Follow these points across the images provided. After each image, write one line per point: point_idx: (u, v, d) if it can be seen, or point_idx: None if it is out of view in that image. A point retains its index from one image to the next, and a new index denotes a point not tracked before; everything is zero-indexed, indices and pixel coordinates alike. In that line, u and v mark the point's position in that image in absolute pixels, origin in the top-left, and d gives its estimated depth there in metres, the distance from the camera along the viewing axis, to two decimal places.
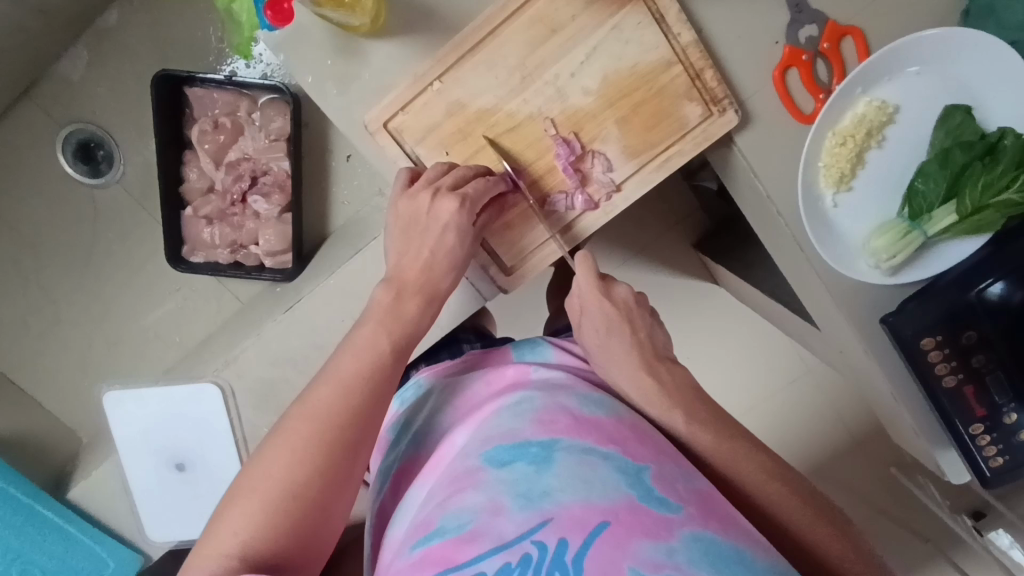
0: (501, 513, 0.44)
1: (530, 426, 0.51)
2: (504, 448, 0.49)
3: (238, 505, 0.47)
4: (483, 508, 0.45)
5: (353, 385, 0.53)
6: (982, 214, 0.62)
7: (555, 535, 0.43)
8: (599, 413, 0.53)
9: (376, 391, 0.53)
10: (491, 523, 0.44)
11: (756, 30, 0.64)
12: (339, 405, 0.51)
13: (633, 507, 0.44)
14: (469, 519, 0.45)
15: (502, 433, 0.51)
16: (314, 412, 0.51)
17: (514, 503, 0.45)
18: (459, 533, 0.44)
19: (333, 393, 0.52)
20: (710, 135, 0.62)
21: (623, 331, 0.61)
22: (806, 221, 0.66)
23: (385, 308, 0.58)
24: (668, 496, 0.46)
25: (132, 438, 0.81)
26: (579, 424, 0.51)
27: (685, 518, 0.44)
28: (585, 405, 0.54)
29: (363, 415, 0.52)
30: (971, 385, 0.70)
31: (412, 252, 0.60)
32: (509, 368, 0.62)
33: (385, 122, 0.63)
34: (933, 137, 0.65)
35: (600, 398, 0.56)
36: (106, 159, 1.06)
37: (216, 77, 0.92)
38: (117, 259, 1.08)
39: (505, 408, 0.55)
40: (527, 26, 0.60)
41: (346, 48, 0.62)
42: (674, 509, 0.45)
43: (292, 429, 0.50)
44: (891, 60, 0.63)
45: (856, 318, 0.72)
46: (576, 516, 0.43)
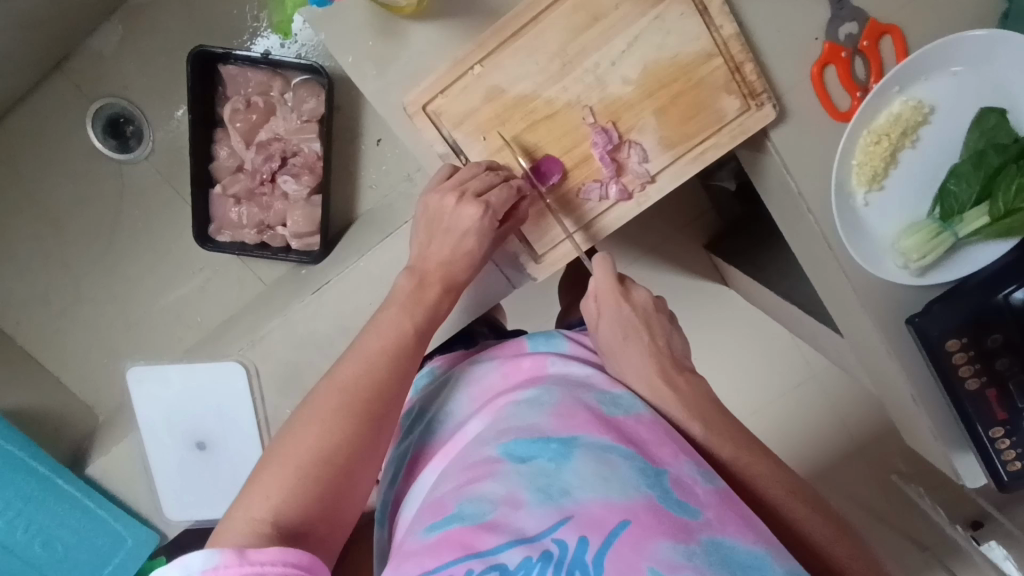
0: (521, 506, 0.44)
1: (549, 420, 0.50)
2: (523, 440, 0.49)
3: (270, 471, 0.47)
4: (501, 500, 0.45)
5: (379, 365, 0.53)
6: (1014, 217, 0.63)
7: (574, 534, 0.42)
8: (618, 410, 0.53)
9: (398, 366, 0.54)
10: (510, 516, 0.44)
11: (799, 25, 0.64)
12: (365, 379, 0.52)
13: (652, 507, 0.43)
14: (488, 509, 0.44)
15: (521, 426, 0.50)
16: (343, 384, 0.51)
17: (534, 497, 0.45)
18: (478, 521, 0.44)
19: (360, 368, 0.52)
20: (747, 129, 0.61)
21: (629, 317, 0.61)
22: (835, 218, 0.66)
23: (409, 293, 0.58)
24: (688, 501, 0.45)
25: (155, 413, 0.81)
26: (598, 420, 0.50)
27: (705, 522, 0.43)
28: (604, 402, 0.53)
29: (385, 388, 0.52)
30: (994, 388, 0.70)
31: (440, 242, 0.61)
32: (525, 359, 0.60)
33: (424, 105, 0.62)
34: (967, 138, 0.65)
35: (619, 393, 0.55)
36: (135, 135, 1.06)
37: (251, 56, 0.91)
38: (141, 237, 1.08)
39: (523, 400, 0.54)
40: (570, 13, 0.60)
41: (390, 28, 0.62)
42: (692, 512, 0.44)
43: (323, 402, 0.50)
44: (929, 60, 0.63)
45: (881, 319, 0.72)
46: (596, 515, 0.43)
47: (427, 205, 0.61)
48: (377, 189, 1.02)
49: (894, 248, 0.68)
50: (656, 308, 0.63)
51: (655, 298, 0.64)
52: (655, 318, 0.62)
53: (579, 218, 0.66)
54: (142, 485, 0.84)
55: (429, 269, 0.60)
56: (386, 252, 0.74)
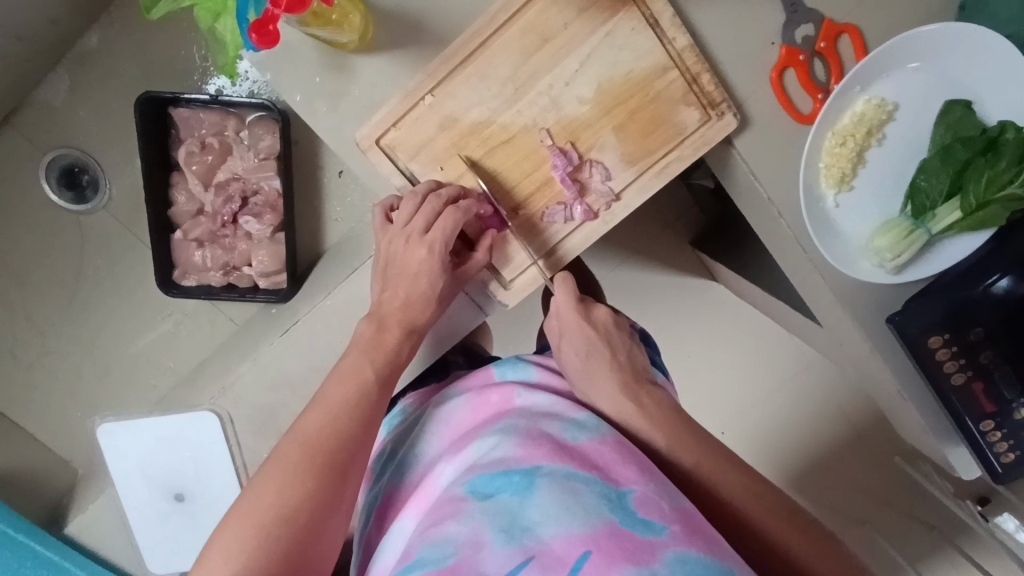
0: (484, 547, 0.42)
1: (512, 453, 0.49)
2: (487, 478, 0.47)
3: (229, 528, 0.47)
4: (464, 542, 0.43)
5: (344, 418, 0.54)
6: (987, 210, 0.62)
7: (538, 569, 0.41)
8: (582, 437, 0.52)
9: (360, 414, 0.55)
10: (473, 557, 0.42)
11: (749, 31, 0.63)
12: (328, 429, 0.53)
13: (616, 533, 0.42)
14: (450, 551, 0.42)
15: (485, 463, 0.49)
16: (305, 437, 0.52)
17: (496, 535, 0.43)
18: (440, 565, 0.42)
19: (323, 418, 0.53)
20: (709, 139, 0.60)
21: (588, 334, 0.61)
22: (808, 223, 0.65)
23: (368, 339, 0.60)
24: (653, 519, 0.43)
25: (129, 468, 0.79)
26: (561, 450, 0.49)
27: (670, 540, 0.41)
28: (568, 430, 0.52)
29: (349, 437, 0.53)
30: (980, 381, 0.69)
31: (393, 288, 0.62)
32: (492, 393, 0.59)
33: (377, 139, 0.61)
34: (934, 133, 0.64)
35: (583, 420, 0.54)
36: (92, 184, 1.04)
37: (202, 98, 0.90)
38: (107, 284, 1.07)
39: (487, 437, 0.53)
40: (518, 36, 0.58)
41: (334, 64, 0.60)
42: (657, 530, 0.42)
43: (285, 455, 0.51)
44: (889, 57, 0.62)
45: (862, 318, 0.71)
46: (559, 548, 0.41)
47: (389, 248, 0.62)
48: (344, 220, 1.00)
49: (869, 246, 0.67)
50: (618, 326, 0.63)
51: (617, 317, 0.63)
52: (617, 336, 0.61)
53: (545, 243, 0.65)
54: (120, 541, 0.82)
55: (396, 308, 0.62)
56: (352, 291, 0.73)
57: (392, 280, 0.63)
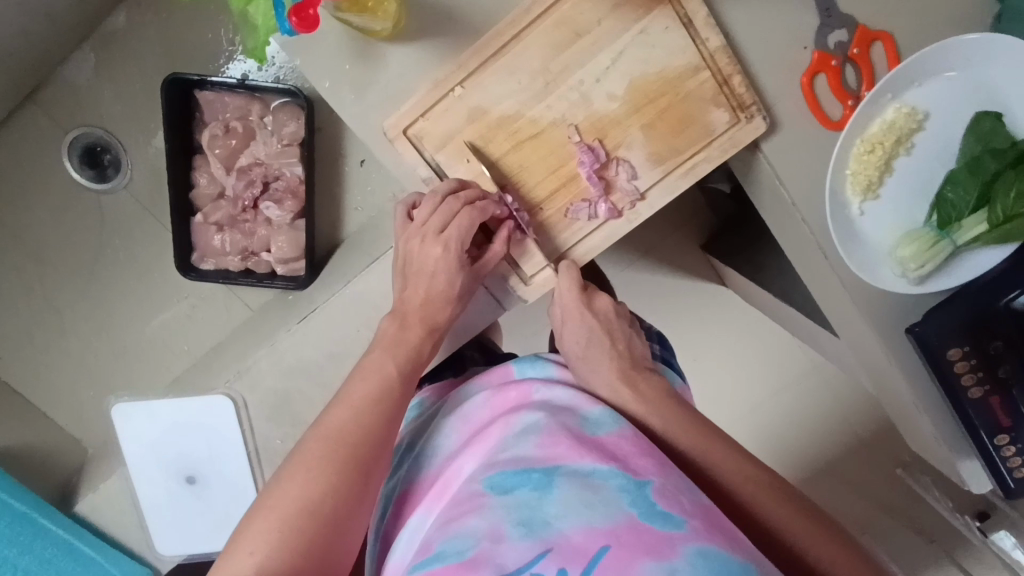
0: (503, 540, 0.42)
1: (531, 450, 0.49)
2: (505, 473, 0.48)
3: (256, 522, 0.47)
4: (482, 534, 0.43)
5: (364, 407, 0.54)
6: (1014, 223, 0.61)
7: (556, 564, 0.41)
8: (601, 432, 0.52)
9: (386, 414, 0.55)
10: (492, 550, 0.42)
11: (785, 34, 0.62)
12: (352, 425, 0.53)
13: (634, 526, 0.42)
14: (469, 545, 0.42)
15: (503, 459, 0.49)
16: (329, 432, 0.52)
17: (515, 530, 0.43)
18: (460, 558, 0.41)
19: (348, 414, 0.53)
20: (738, 141, 0.60)
21: (588, 321, 0.62)
22: (833, 231, 0.64)
23: (392, 337, 0.60)
24: (671, 511, 0.43)
25: (142, 450, 0.79)
26: (580, 445, 0.49)
27: (689, 533, 0.42)
28: (586, 425, 0.52)
29: (373, 437, 0.53)
30: (997, 395, 0.69)
31: (413, 286, 0.62)
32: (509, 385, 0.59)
33: (405, 129, 0.61)
34: (963, 143, 0.64)
35: (601, 415, 0.54)
36: (113, 164, 1.04)
37: (228, 81, 0.89)
38: (123, 265, 1.07)
39: (505, 430, 0.53)
40: (551, 30, 0.58)
41: (365, 52, 0.60)
42: (675, 522, 0.43)
43: (309, 451, 0.51)
44: (922, 65, 0.62)
45: (880, 327, 0.71)
46: (578, 544, 0.42)
47: (407, 247, 0.63)
48: (364, 210, 1.00)
49: (891, 254, 0.67)
50: (618, 313, 0.64)
51: (617, 305, 0.65)
52: (616, 323, 0.63)
53: (566, 239, 0.64)
54: (132, 521, 0.82)
55: (417, 306, 0.62)
56: (374, 282, 0.72)
57: (413, 277, 0.63)
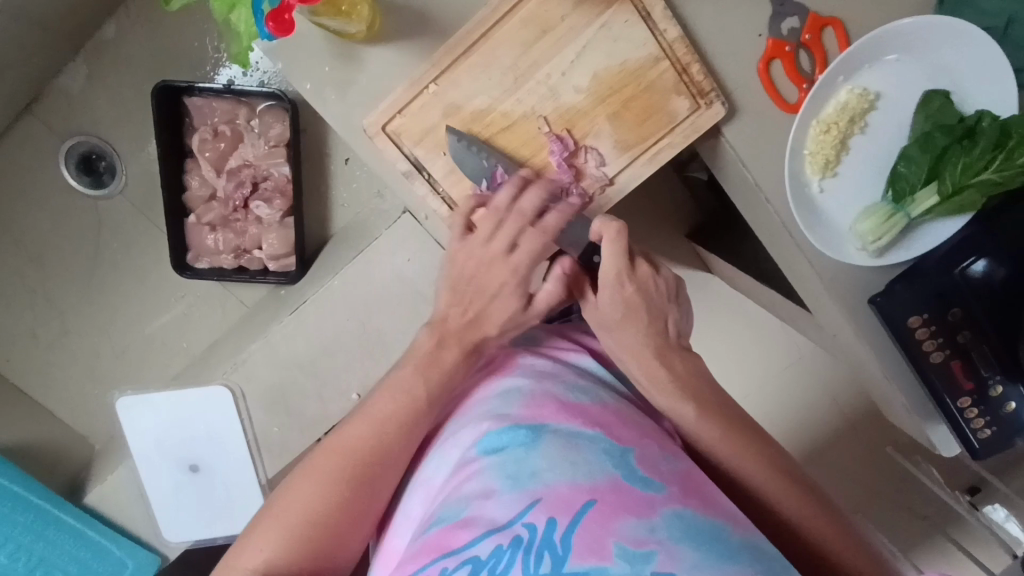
0: (492, 496, 0.46)
1: (519, 412, 0.52)
2: (496, 436, 0.51)
3: (266, 525, 0.54)
4: (475, 495, 0.47)
5: (382, 420, 0.57)
6: (964, 194, 0.65)
7: (544, 515, 0.44)
8: (585, 399, 0.55)
9: (398, 426, 0.58)
10: (483, 509, 0.45)
11: (741, 23, 0.66)
12: (364, 442, 0.57)
13: (616, 486, 0.45)
14: (463, 507, 0.46)
15: (495, 421, 0.52)
16: (341, 447, 0.57)
17: (504, 485, 0.47)
18: (455, 519, 0.46)
19: (364, 432, 0.57)
20: (699, 127, 0.63)
21: (627, 291, 0.61)
22: (795, 209, 0.68)
23: (427, 354, 0.61)
24: (651, 477, 0.47)
25: (146, 441, 0.83)
26: (566, 409, 0.52)
27: (667, 497, 0.45)
28: (572, 392, 0.55)
29: (382, 451, 0.57)
30: (958, 360, 0.73)
31: (459, 301, 0.63)
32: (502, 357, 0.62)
33: (383, 126, 0.64)
34: (914, 121, 0.68)
35: (587, 387, 0.57)
36: (108, 170, 1.07)
37: (215, 87, 0.93)
38: (121, 268, 1.10)
39: (496, 398, 0.56)
40: (519, 28, 0.62)
41: (344, 54, 0.63)
42: (656, 487, 0.46)
43: (321, 462, 0.56)
44: (871, 49, 0.65)
45: (845, 299, 0.74)
46: (562, 495, 0.45)
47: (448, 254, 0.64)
48: (349, 207, 1.04)
49: (852, 227, 0.70)
50: (659, 285, 0.63)
51: (660, 276, 0.64)
52: (655, 297, 0.63)
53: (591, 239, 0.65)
54: (141, 511, 0.86)
55: (459, 326, 0.62)
56: (362, 273, 0.77)
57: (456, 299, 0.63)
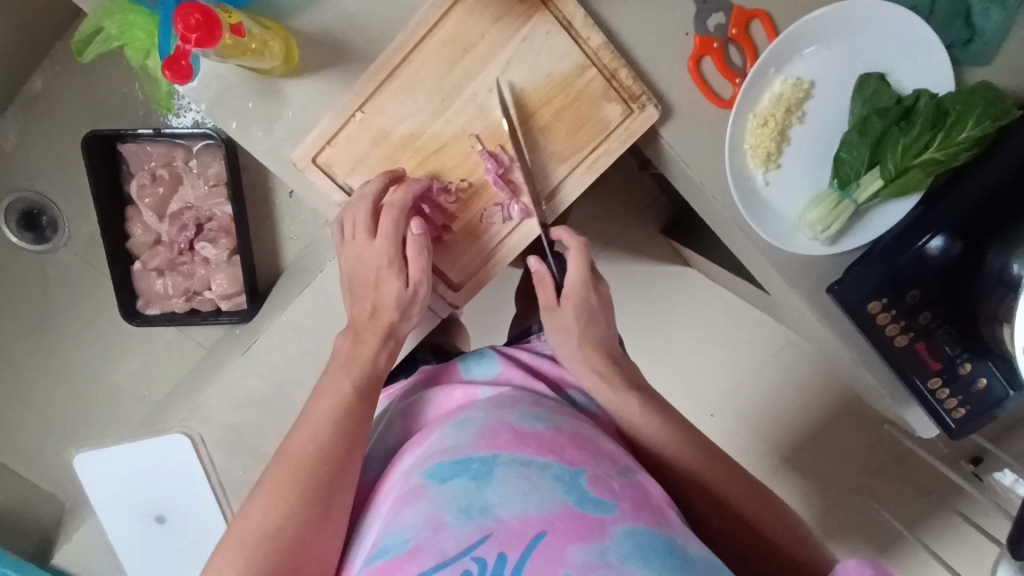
0: (443, 528, 0.44)
1: (471, 442, 0.51)
2: (447, 470, 0.49)
3: (223, 551, 0.50)
4: (424, 526, 0.45)
5: (321, 428, 0.56)
6: (908, 175, 0.64)
7: (495, 549, 0.43)
8: (539, 425, 0.53)
9: (347, 428, 0.57)
10: (432, 539, 0.44)
11: (663, 23, 0.65)
12: (310, 446, 0.55)
13: (569, 513, 0.44)
14: (411, 535, 0.45)
15: (445, 452, 0.51)
16: (291, 455, 0.54)
17: (455, 518, 0.45)
18: (403, 549, 0.44)
19: (306, 437, 0.55)
20: (634, 132, 0.63)
21: (589, 299, 0.66)
22: (740, 202, 0.67)
23: (345, 355, 0.61)
24: (603, 497, 0.46)
25: (109, 497, 0.81)
26: (518, 436, 0.51)
27: (618, 516, 0.44)
28: (526, 418, 0.54)
29: (333, 452, 0.55)
30: (922, 342, 0.72)
31: (362, 297, 0.63)
32: (457, 390, 0.63)
33: (313, 158, 0.63)
34: (852, 106, 0.67)
35: (541, 410, 0.56)
36: (50, 225, 1.06)
37: (147, 133, 0.92)
38: (81, 320, 1.09)
39: (448, 427, 0.55)
40: (439, 49, 0.61)
41: (264, 90, 0.62)
42: (606, 508, 0.45)
43: (272, 476, 0.54)
44: (801, 38, 0.65)
45: (805, 288, 0.73)
46: (516, 528, 0.44)
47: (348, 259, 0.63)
48: (298, 238, 1.03)
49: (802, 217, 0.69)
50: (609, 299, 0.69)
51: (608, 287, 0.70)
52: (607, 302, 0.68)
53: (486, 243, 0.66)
54: (114, 567, 0.85)
55: (366, 318, 0.62)
56: (306, 311, 0.76)
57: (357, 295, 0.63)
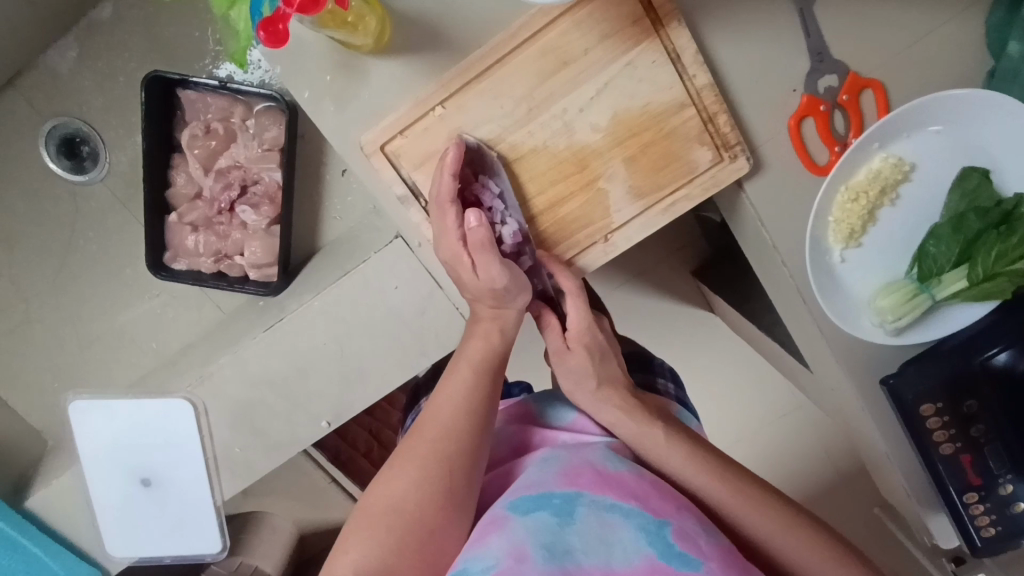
0: (526, 561, 0.42)
1: (555, 479, 0.50)
2: (529, 500, 0.49)
3: (357, 531, 0.48)
4: (506, 554, 0.43)
5: (460, 413, 0.55)
6: (994, 282, 0.61)
7: None
8: (621, 471, 0.53)
9: (475, 410, 0.56)
10: (514, 568, 0.42)
11: (773, 74, 0.61)
12: (452, 423, 0.54)
13: (654, 570, 0.43)
14: (492, 562, 0.43)
15: (527, 489, 0.50)
16: (432, 432, 0.54)
17: (538, 553, 0.43)
18: (483, 575, 0.42)
19: (447, 414, 0.55)
20: (719, 181, 0.60)
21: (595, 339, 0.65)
22: (812, 277, 0.63)
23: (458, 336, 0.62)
24: (689, 552, 0.45)
25: (98, 450, 0.79)
26: (603, 481, 0.51)
27: (707, 573, 0.43)
28: (608, 464, 0.54)
29: (463, 432, 0.54)
30: (968, 453, 0.68)
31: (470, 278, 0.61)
32: (533, 435, 0.62)
33: (382, 145, 0.60)
34: (949, 198, 0.63)
35: (624, 459, 0.56)
36: (91, 156, 1.03)
37: (210, 82, 0.89)
38: (93, 258, 1.06)
39: (532, 465, 0.55)
40: (537, 56, 0.57)
41: (347, 64, 0.58)
42: (695, 563, 0.44)
43: (415, 449, 0.53)
44: (914, 116, 0.61)
45: (857, 375, 0.69)
46: None
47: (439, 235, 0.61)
48: (344, 219, 1.00)
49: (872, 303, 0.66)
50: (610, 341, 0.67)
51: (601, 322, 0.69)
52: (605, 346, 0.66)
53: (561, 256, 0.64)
54: (85, 522, 0.82)
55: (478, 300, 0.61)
56: (344, 298, 0.73)
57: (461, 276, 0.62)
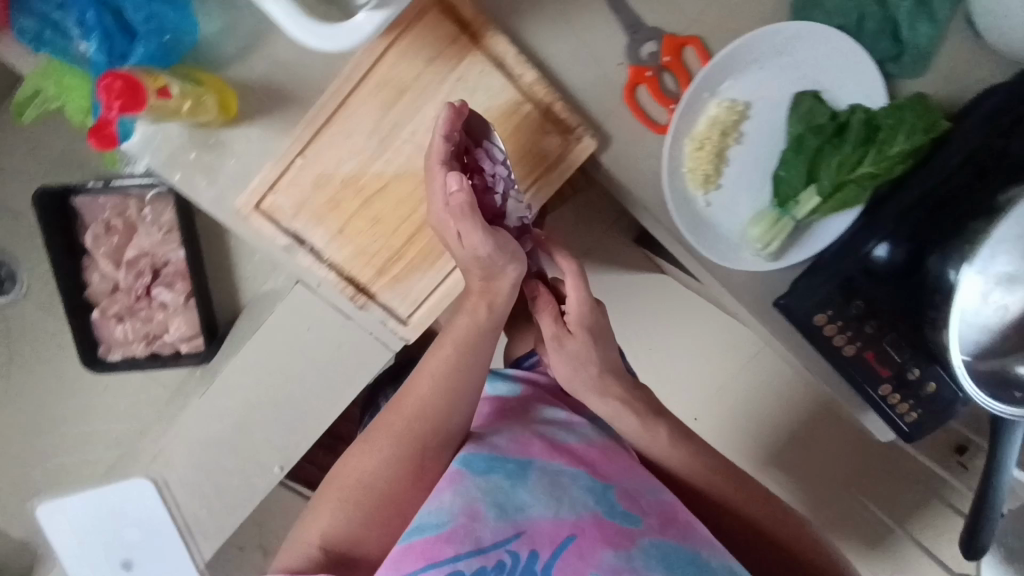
0: (478, 518, 0.53)
1: (508, 446, 0.61)
2: (481, 457, 0.59)
3: (323, 502, 0.58)
4: (460, 512, 0.53)
5: (426, 386, 0.61)
6: (844, 189, 0.67)
7: (526, 546, 0.52)
8: (577, 441, 0.64)
9: (446, 386, 0.61)
10: (468, 526, 0.52)
11: (595, 55, 0.66)
12: (419, 401, 0.60)
13: (599, 521, 0.55)
14: (444, 519, 0.53)
15: (478, 445, 0.60)
16: (404, 410, 0.61)
17: (490, 512, 0.54)
18: (437, 530, 0.52)
19: (420, 396, 0.61)
20: (574, 160, 0.67)
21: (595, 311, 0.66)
22: (681, 226, 0.68)
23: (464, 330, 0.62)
24: (630, 510, 0.57)
25: (74, 549, 0.83)
26: (555, 448, 0.62)
27: (645, 529, 0.55)
28: (566, 435, 0.64)
29: (426, 405, 0.60)
30: (871, 350, 0.72)
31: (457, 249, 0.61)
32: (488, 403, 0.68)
33: (257, 205, 0.64)
34: (789, 125, 0.68)
35: (582, 430, 0.67)
36: (9, 278, 1.07)
37: (96, 184, 0.94)
38: (37, 373, 1.10)
39: (487, 433, 0.63)
40: (375, 91, 0.62)
41: (204, 140, 0.64)
42: (635, 520, 0.56)
43: (383, 425, 0.61)
44: (733, 61, 0.66)
45: (752, 303, 0.75)
46: (548, 530, 0.53)
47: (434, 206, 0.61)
48: (255, 277, 1.07)
49: (749, 231, 0.71)
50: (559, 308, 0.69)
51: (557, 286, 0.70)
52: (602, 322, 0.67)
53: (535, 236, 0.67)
54: None
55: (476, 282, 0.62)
56: (263, 347, 0.78)
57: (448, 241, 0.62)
